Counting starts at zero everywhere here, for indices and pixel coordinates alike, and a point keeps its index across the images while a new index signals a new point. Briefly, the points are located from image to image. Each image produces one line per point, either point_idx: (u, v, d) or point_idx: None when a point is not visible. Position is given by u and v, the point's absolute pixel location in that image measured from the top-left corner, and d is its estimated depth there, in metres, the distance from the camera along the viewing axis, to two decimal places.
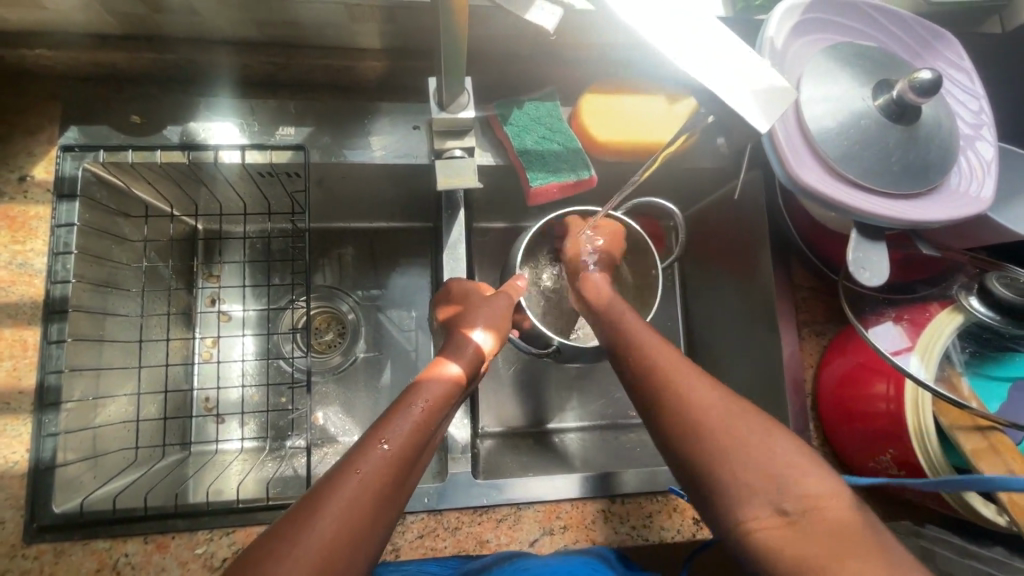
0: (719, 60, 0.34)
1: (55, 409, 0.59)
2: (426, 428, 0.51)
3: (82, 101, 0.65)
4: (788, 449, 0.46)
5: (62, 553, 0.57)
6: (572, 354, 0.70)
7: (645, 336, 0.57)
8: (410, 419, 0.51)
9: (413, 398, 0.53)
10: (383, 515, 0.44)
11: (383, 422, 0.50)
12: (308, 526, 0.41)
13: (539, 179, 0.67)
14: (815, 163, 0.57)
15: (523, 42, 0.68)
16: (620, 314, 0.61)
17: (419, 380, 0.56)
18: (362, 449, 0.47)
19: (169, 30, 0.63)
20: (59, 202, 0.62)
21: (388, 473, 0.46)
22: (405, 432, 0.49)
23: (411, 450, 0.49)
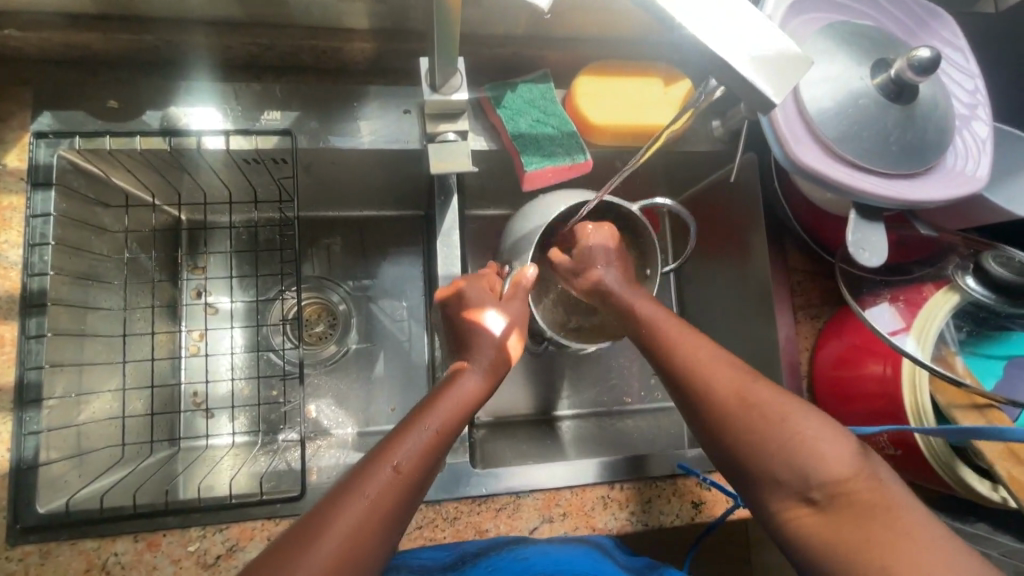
0: (734, 50, 0.33)
1: (37, 407, 0.57)
2: (437, 450, 0.49)
3: (56, 86, 0.62)
4: (818, 434, 0.48)
5: (48, 554, 0.56)
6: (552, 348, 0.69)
7: (689, 336, 0.57)
8: (423, 438, 0.48)
9: (427, 416, 0.50)
10: (389, 537, 0.44)
11: (394, 441, 0.48)
12: (311, 550, 0.40)
13: (534, 163, 0.65)
14: (814, 145, 0.56)
15: (517, 23, 0.66)
16: (656, 315, 0.60)
17: (431, 397, 0.52)
18: (371, 469, 0.45)
19: (146, 9, 0.60)
20: (34, 191, 0.59)
21: (394, 497, 0.44)
22: (417, 454, 0.47)
23: (420, 472, 0.47)
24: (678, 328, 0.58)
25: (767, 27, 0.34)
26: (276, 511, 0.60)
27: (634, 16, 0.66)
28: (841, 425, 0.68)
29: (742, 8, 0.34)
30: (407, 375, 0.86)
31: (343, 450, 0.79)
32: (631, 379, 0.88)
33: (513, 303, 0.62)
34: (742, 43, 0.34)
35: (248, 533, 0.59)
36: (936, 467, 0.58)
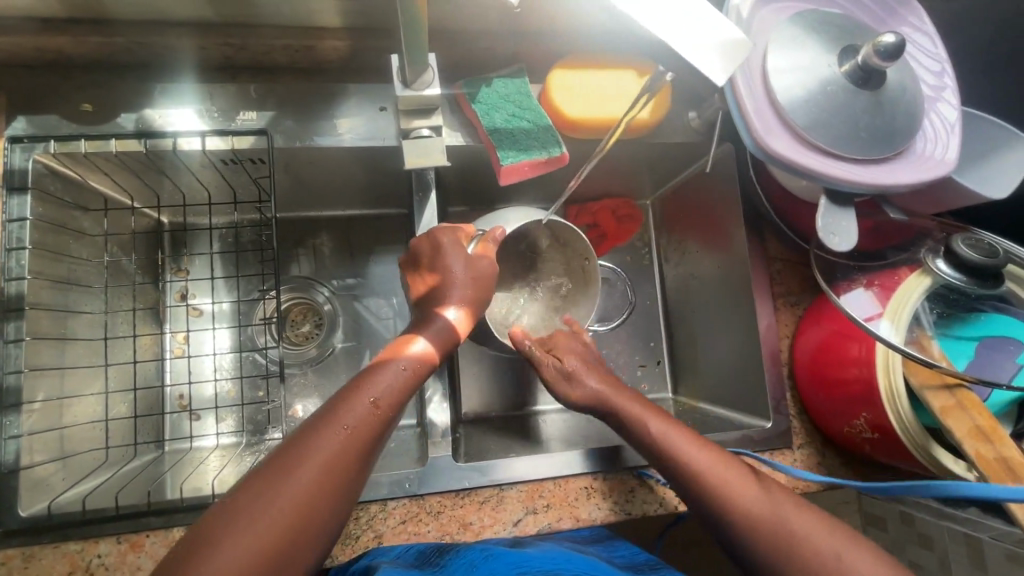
0: (694, 49, 0.36)
1: (17, 411, 0.57)
2: (408, 391, 0.53)
3: (30, 90, 0.62)
4: (822, 538, 0.50)
5: (32, 557, 0.56)
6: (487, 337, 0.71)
7: (676, 431, 0.58)
8: (398, 377, 0.52)
9: (402, 357, 0.54)
10: (364, 465, 0.48)
11: (371, 378, 0.51)
12: (292, 474, 0.44)
13: (510, 157, 0.66)
14: (784, 132, 0.57)
15: (490, 18, 0.66)
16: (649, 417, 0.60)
17: (388, 352, 0.55)
18: (352, 402, 0.49)
19: (118, 11, 0.60)
20: (9, 196, 0.59)
21: (372, 429, 0.49)
22: (393, 391, 0.51)
23: (395, 408, 0.51)
24: (667, 425, 0.59)
25: (724, 26, 0.36)
26: None
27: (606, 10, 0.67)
28: (821, 410, 0.68)
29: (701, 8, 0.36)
30: None
31: None
32: (617, 371, 0.88)
33: (482, 261, 0.62)
34: (702, 41, 0.36)
35: None
36: (911, 448, 0.58)
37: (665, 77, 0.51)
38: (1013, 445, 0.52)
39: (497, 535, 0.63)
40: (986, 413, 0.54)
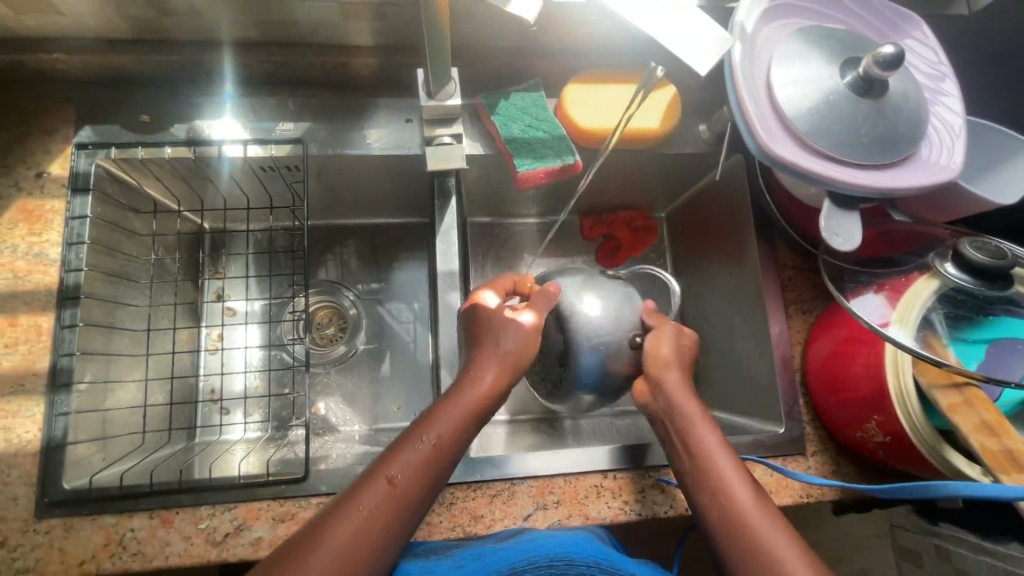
0: (686, 49, 0.46)
1: (67, 390, 0.62)
2: (436, 462, 0.53)
3: (96, 102, 0.69)
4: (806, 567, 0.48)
5: (72, 528, 0.59)
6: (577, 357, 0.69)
7: (704, 423, 0.58)
8: (420, 450, 0.53)
9: (426, 429, 0.54)
10: (389, 542, 0.50)
11: (393, 455, 0.53)
12: (313, 556, 0.47)
13: (526, 165, 0.70)
14: (788, 139, 0.59)
15: (509, 36, 0.71)
16: (694, 408, 0.59)
17: (436, 406, 0.57)
18: (371, 482, 0.51)
19: (176, 32, 0.66)
20: (73, 196, 0.66)
21: (390, 508, 0.50)
22: (414, 467, 0.52)
23: (419, 481, 0.52)
24: (704, 418, 0.59)
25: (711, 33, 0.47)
26: (282, 491, 0.63)
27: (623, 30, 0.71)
28: (832, 415, 0.68)
29: (686, 19, 0.47)
30: (410, 372, 0.89)
31: (350, 443, 0.83)
32: None
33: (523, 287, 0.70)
34: (688, 43, 0.46)
35: (255, 513, 0.62)
36: (924, 450, 0.58)
37: (658, 73, 0.55)
38: (1019, 437, 0.52)
39: (507, 528, 0.65)
40: (993, 410, 0.54)
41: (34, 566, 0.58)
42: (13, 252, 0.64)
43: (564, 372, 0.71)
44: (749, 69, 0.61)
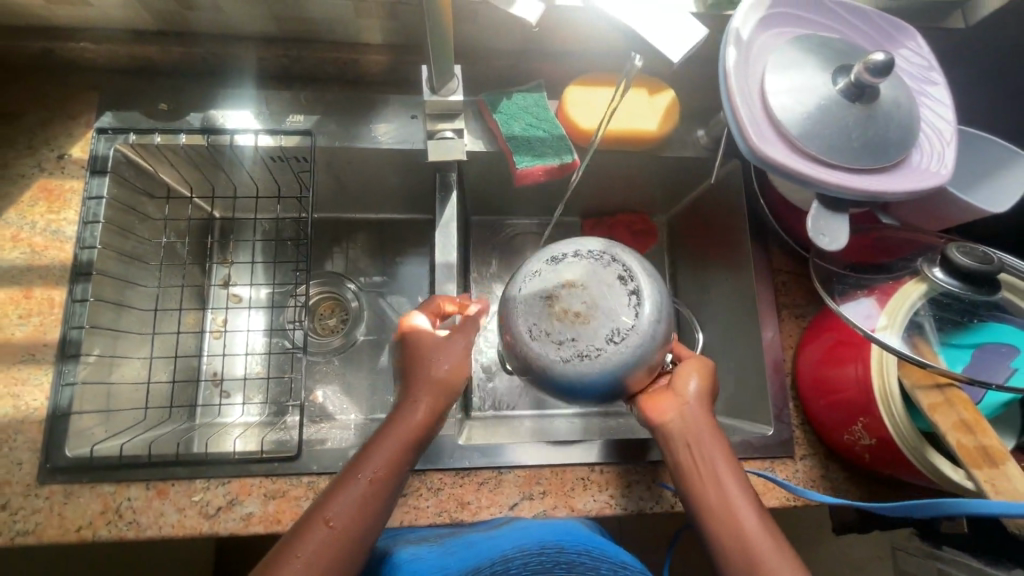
0: (667, 43, 0.49)
1: (75, 361, 0.64)
2: (377, 498, 0.53)
3: (119, 91, 0.73)
4: None
5: (72, 494, 0.61)
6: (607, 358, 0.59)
7: (720, 450, 0.57)
8: (358, 488, 0.53)
9: (363, 465, 0.54)
10: None
11: (329, 498, 0.52)
12: None
13: (525, 162, 0.72)
14: (779, 141, 0.61)
15: (515, 38, 0.73)
16: (711, 433, 0.58)
17: (368, 443, 0.56)
18: (309, 528, 0.50)
19: (197, 25, 0.70)
20: (91, 177, 0.69)
21: (333, 551, 0.49)
22: (353, 503, 0.52)
23: (360, 518, 0.51)
24: (722, 446, 0.58)
25: (688, 29, 0.50)
26: (274, 469, 0.65)
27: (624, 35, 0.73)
28: (821, 419, 0.69)
29: (677, 22, 0.51)
30: None
31: (345, 429, 0.83)
32: None
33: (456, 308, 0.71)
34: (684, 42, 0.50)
35: (248, 488, 0.64)
36: (908, 452, 0.58)
37: (636, 63, 0.55)
38: (994, 435, 0.53)
39: (493, 516, 0.66)
40: (972, 409, 0.55)
41: (33, 529, 0.60)
42: (32, 228, 0.67)
43: (610, 350, 0.59)
44: (744, 75, 0.63)
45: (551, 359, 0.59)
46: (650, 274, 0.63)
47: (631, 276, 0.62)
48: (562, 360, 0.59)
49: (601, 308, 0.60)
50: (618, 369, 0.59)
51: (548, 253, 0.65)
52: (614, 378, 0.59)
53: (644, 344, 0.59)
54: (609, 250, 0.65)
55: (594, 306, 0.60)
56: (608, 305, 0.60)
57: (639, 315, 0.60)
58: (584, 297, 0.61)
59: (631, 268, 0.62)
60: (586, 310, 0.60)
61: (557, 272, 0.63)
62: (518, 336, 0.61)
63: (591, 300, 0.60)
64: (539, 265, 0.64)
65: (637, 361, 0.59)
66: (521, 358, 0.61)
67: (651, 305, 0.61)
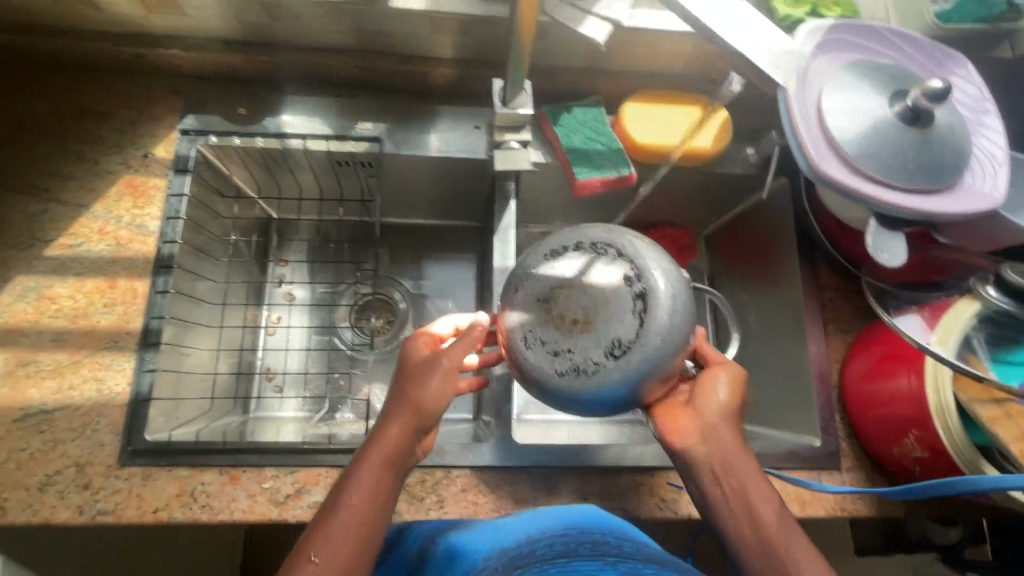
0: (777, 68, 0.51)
1: (154, 349, 0.68)
2: (360, 526, 0.53)
3: (201, 96, 0.76)
4: None
5: (149, 477, 0.64)
6: (607, 373, 0.52)
7: (751, 473, 0.57)
8: (340, 519, 0.53)
9: (343, 496, 0.55)
10: None
11: (315, 532, 0.53)
12: None
13: (585, 172, 0.75)
14: (837, 162, 0.63)
15: (579, 55, 0.77)
16: (739, 455, 0.58)
17: (348, 470, 0.56)
18: (296, 564, 0.51)
19: (280, 36, 0.74)
20: (174, 176, 0.73)
21: None
22: (336, 537, 0.52)
23: (347, 547, 0.52)
24: (755, 471, 0.57)
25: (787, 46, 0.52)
26: (340, 460, 0.67)
27: (682, 56, 0.77)
28: (871, 432, 0.71)
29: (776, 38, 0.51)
30: None
31: None
32: None
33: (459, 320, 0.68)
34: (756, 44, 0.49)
35: (315, 478, 0.66)
36: (964, 466, 0.60)
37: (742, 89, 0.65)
38: None
39: None
40: None
41: (113, 509, 0.63)
42: (118, 222, 0.71)
43: (609, 363, 0.52)
44: (803, 96, 0.65)
45: (545, 372, 0.54)
46: (665, 269, 0.54)
47: (638, 274, 0.54)
48: (558, 373, 0.53)
49: (602, 316, 0.53)
50: (621, 385, 0.52)
51: (549, 246, 0.58)
52: (619, 392, 0.53)
53: (651, 358, 0.52)
54: (618, 241, 0.56)
55: (592, 312, 0.53)
56: (607, 309, 0.53)
57: (645, 322, 0.52)
58: (583, 301, 0.54)
59: (639, 264, 0.54)
60: (586, 316, 0.53)
61: (555, 270, 0.56)
62: (512, 343, 0.56)
63: (590, 305, 0.53)
64: (536, 261, 0.57)
65: (643, 377, 0.52)
66: (517, 367, 0.56)
67: (659, 309, 0.52)
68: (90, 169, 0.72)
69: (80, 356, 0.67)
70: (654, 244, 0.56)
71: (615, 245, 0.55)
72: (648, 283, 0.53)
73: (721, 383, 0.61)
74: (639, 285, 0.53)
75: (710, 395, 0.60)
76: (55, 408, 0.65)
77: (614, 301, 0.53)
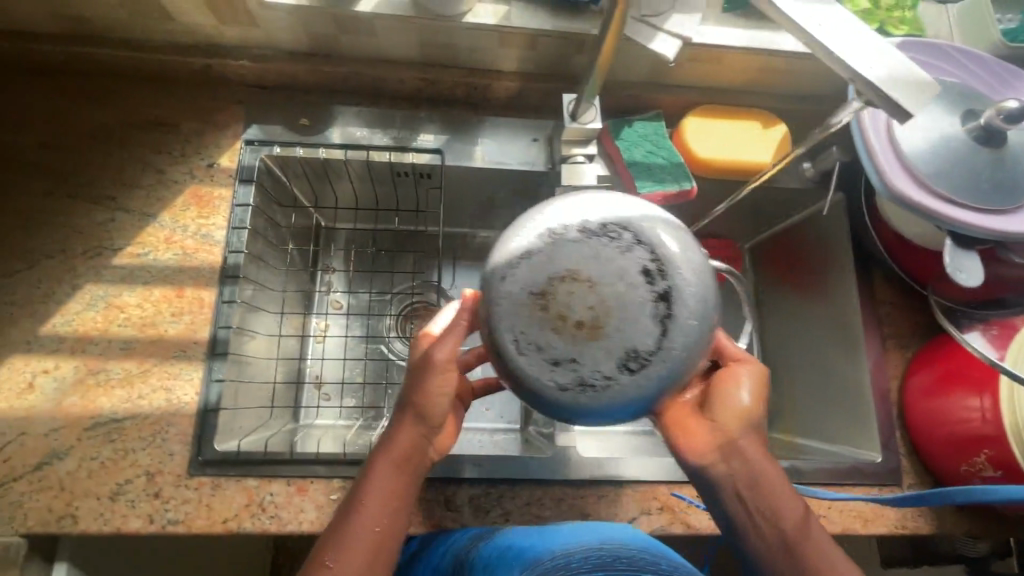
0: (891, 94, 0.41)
1: (222, 359, 0.68)
2: (376, 535, 0.50)
3: (265, 106, 0.77)
4: None
5: (218, 487, 0.64)
6: (615, 386, 0.45)
7: (783, 488, 0.52)
8: (352, 528, 0.50)
9: (356, 505, 0.51)
10: None
11: (328, 544, 0.50)
12: None
13: (647, 187, 0.73)
14: (912, 180, 0.63)
15: (642, 69, 0.77)
16: (767, 470, 0.52)
17: (361, 476, 0.53)
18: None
19: (347, 48, 0.74)
20: (239, 185, 0.73)
21: None
22: (349, 548, 0.49)
23: (359, 558, 0.49)
24: (784, 484, 0.53)
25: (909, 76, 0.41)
26: None
27: (744, 71, 0.77)
28: (934, 449, 0.70)
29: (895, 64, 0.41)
30: None
31: None
32: None
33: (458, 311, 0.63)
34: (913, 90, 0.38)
35: None
36: None
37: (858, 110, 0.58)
38: None
39: None
40: None
41: (183, 519, 0.63)
42: (184, 231, 0.71)
43: (624, 376, 0.44)
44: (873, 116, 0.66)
45: (544, 383, 0.45)
46: (688, 260, 0.46)
47: (658, 267, 0.46)
48: (559, 386, 0.45)
49: (617, 318, 0.44)
50: (635, 401, 0.45)
51: (545, 225, 0.47)
52: (631, 407, 0.46)
53: (673, 369, 0.45)
54: (630, 223, 0.47)
55: (606, 312, 0.45)
56: (621, 310, 0.44)
57: (666, 325, 0.45)
58: (591, 298, 0.45)
59: (660, 255, 0.46)
60: (596, 318, 0.44)
61: (558, 258, 0.46)
62: (499, 345, 0.46)
63: (600, 303, 0.45)
64: (530, 243, 0.47)
65: (660, 389, 0.45)
66: (504, 373, 0.47)
67: (683, 310, 0.45)
68: (157, 179, 0.73)
69: (148, 365, 0.67)
70: (676, 230, 0.48)
71: (631, 229, 0.46)
72: (670, 280, 0.45)
73: (741, 382, 0.54)
74: (658, 279, 0.45)
75: (730, 400, 0.53)
76: (125, 417, 0.65)
77: (631, 301, 0.45)
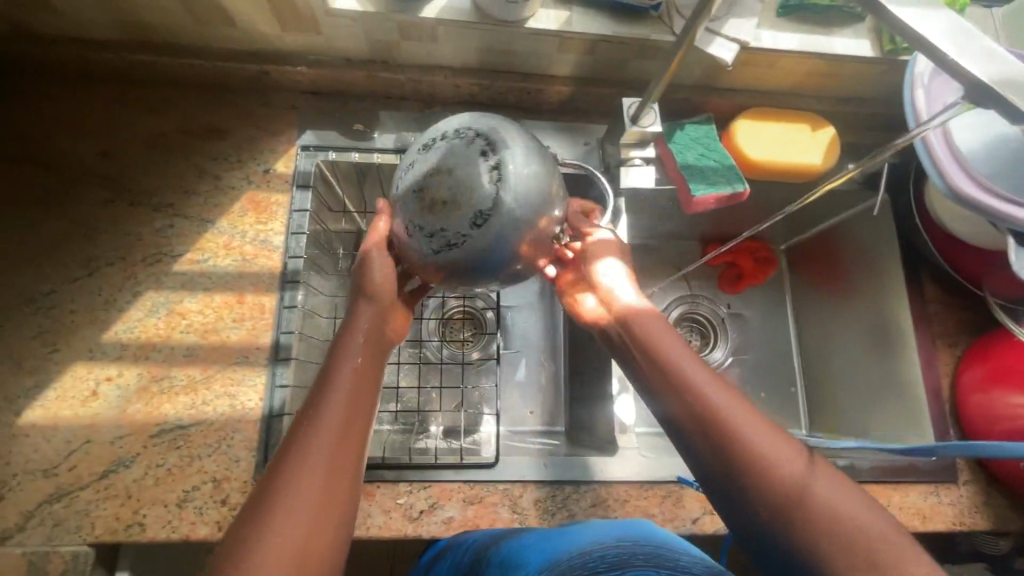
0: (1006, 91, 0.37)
1: (285, 364, 0.67)
2: (331, 418, 0.48)
3: (320, 113, 0.77)
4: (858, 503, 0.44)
5: None
6: (472, 245, 0.51)
7: (714, 373, 0.51)
8: (303, 415, 0.48)
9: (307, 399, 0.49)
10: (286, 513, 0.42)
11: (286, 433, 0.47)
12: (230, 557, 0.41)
13: (700, 190, 0.72)
14: (972, 180, 0.63)
15: (694, 74, 0.78)
16: (691, 355, 0.52)
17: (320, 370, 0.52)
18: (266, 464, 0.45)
19: (405, 55, 0.75)
20: (296, 191, 0.73)
21: (282, 477, 0.44)
22: (297, 436, 0.46)
23: (304, 441, 0.46)
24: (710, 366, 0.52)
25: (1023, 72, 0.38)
26: (470, 474, 0.68)
27: (795, 76, 0.78)
28: None
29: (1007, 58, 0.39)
30: (547, 384, 0.87)
31: None
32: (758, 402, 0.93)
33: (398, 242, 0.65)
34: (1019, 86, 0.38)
35: (448, 493, 0.67)
36: None
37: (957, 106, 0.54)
38: None
39: (677, 529, 0.67)
40: None
41: None
42: (242, 237, 0.71)
43: (475, 234, 0.50)
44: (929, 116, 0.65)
45: (424, 253, 0.52)
46: (526, 142, 0.53)
47: (495, 147, 0.51)
48: (434, 253, 0.51)
49: (456, 184, 0.50)
50: (490, 252, 0.51)
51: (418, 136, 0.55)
52: (493, 262, 0.52)
53: (514, 224, 0.51)
54: (474, 120, 0.54)
55: (455, 189, 0.50)
56: (464, 184, 0.50)
57: (503, 189, 0.50)
58: (443, 179, 0.50)
59: (497, 139, 0.52)
60: (449, 194, 0.50)
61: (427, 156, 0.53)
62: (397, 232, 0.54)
63: (454, 183, 0.50)
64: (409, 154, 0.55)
65: (505, 241, 0.51)
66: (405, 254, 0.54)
67: (515, 176, 0.51)
68: (214, 184, 0.73)
69: (212, 372, 0.67)
70: (512, 121, 0.54)
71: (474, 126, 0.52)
72: (505, 156, 0.51)
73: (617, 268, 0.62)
74: (491, 153, 0.51)
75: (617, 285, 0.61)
76: (190, 424, 0.65)
77: (471, 176, 0.50)
